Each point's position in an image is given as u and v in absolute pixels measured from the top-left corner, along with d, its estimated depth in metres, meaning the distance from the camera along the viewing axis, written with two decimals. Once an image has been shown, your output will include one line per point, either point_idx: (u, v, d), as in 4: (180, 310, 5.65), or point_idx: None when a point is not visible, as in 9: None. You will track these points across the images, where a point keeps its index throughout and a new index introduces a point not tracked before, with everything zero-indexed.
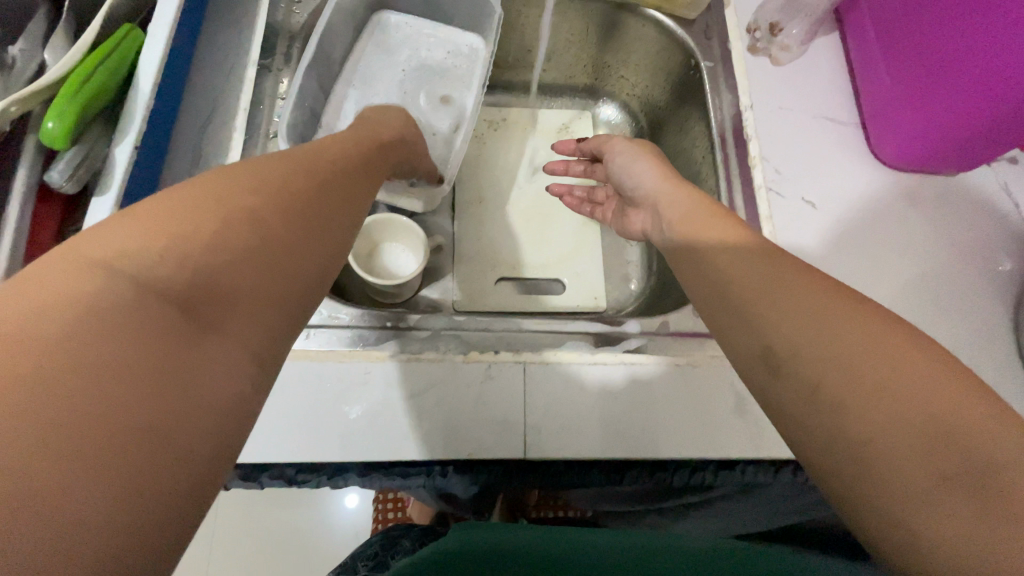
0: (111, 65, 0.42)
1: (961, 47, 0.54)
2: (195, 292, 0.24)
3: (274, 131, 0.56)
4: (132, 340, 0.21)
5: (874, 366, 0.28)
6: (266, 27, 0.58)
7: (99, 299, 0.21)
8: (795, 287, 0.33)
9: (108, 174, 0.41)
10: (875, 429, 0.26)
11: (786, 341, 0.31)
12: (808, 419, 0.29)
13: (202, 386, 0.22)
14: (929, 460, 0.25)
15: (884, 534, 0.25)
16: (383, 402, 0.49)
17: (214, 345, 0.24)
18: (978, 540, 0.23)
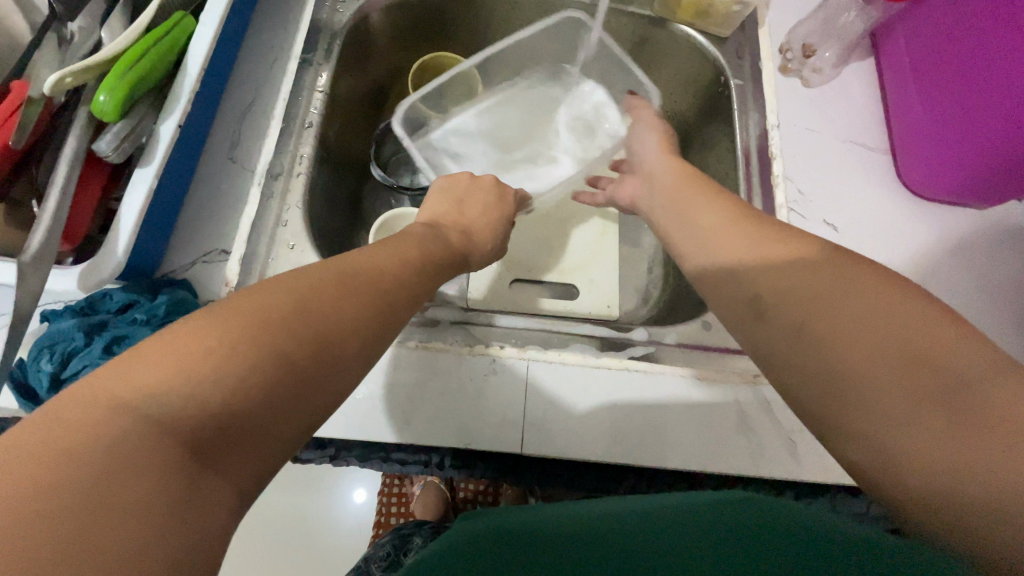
0: (163, 48, 0.45)
1: (992, 78, 0.53)
2: (215, 424, 0.25)
3: (311, 120, 0.58)
4: (152, 480, 0.22)
5: (853, 305, 0.33)
6: (311, 22, 0.61)
7: (120, 439, 0.22)
8: (804, 267, 0.37)
9: (152, 147, 0.44)
10: (859, 365, 0.31)
11: (780, 296, 0.37)
12: (793, 354, 0.35)
13: (207, 517, 0.23)
14: (895, 377, 0.30)
15: (863, 450, 0.30)
16: (385, 387, 0.50)
17: (217, 481, 0.24)
18: (933, 439, 0.28)
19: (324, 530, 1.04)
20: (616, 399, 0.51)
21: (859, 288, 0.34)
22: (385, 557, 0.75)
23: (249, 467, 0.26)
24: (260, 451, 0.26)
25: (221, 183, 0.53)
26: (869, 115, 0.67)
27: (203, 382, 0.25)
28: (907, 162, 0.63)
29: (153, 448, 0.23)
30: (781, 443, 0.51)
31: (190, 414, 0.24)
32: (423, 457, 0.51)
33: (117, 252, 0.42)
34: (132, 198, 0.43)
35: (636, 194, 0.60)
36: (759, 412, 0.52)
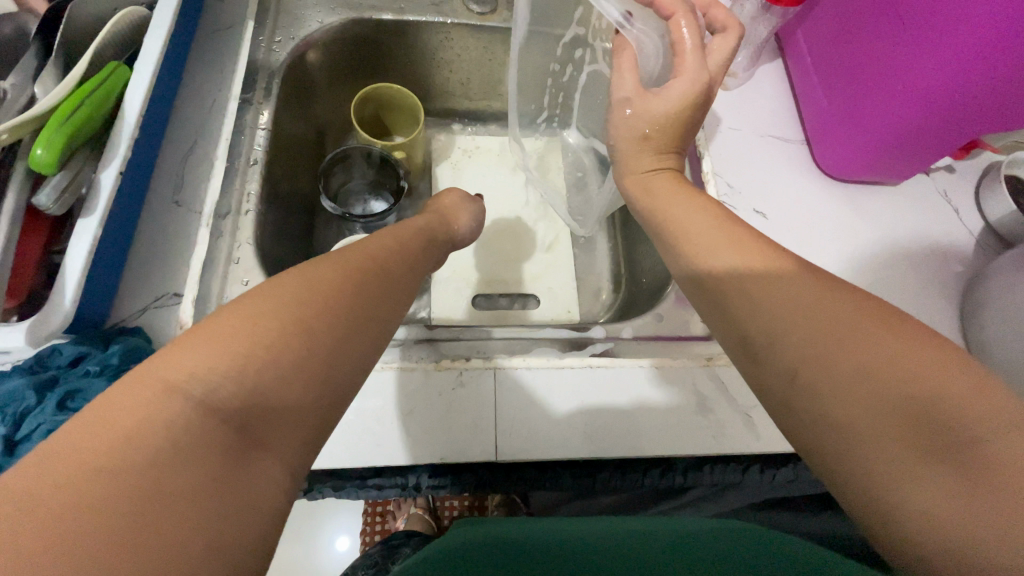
0: (98, 98, 0.46)
1: (881, 69, 0.60)
2: (244, 427, 0.27)
3: (255, 158, 0.58)
4: (201, 489, 0.24)
5: (857, 351, 0.31)
6: (248, 65, 0.62)
7: (174, 444, 0.24)
8: (781, 294, 0.35)
9: (93, 197, 0.44)
10: (850, 409, 0.30)
11: (763, 332, 0.35)
12: (793, 404, 0.33)
13: (255, 509, 0.26)
14: (894, 430, 0.28)
15: (863, 504, 0.29)
16: (355, 413, 0.50)
17: (262, 473, 0.27)
18: (946, 502, 0.26)
19: None
20: (596, 398, 0.53)
21: (811, 287, 0.35)
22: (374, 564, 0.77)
23: (288, 449, 0.28)
24: (290, 435, 0.28)
25: (170, 226, 0.53)
26: (782, 109, 0.74)
27: (239, 387, 0.27)
28: (822, 147, 0.70)
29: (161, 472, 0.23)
30: (739, 419, 0.54)
31: (229, 415, 0.26)
32: (399, 480, 0.51)
33: (64, 303, 0.41)
34: (77, 248, 0.42)
35: None
36: (719, 393, 0.55)
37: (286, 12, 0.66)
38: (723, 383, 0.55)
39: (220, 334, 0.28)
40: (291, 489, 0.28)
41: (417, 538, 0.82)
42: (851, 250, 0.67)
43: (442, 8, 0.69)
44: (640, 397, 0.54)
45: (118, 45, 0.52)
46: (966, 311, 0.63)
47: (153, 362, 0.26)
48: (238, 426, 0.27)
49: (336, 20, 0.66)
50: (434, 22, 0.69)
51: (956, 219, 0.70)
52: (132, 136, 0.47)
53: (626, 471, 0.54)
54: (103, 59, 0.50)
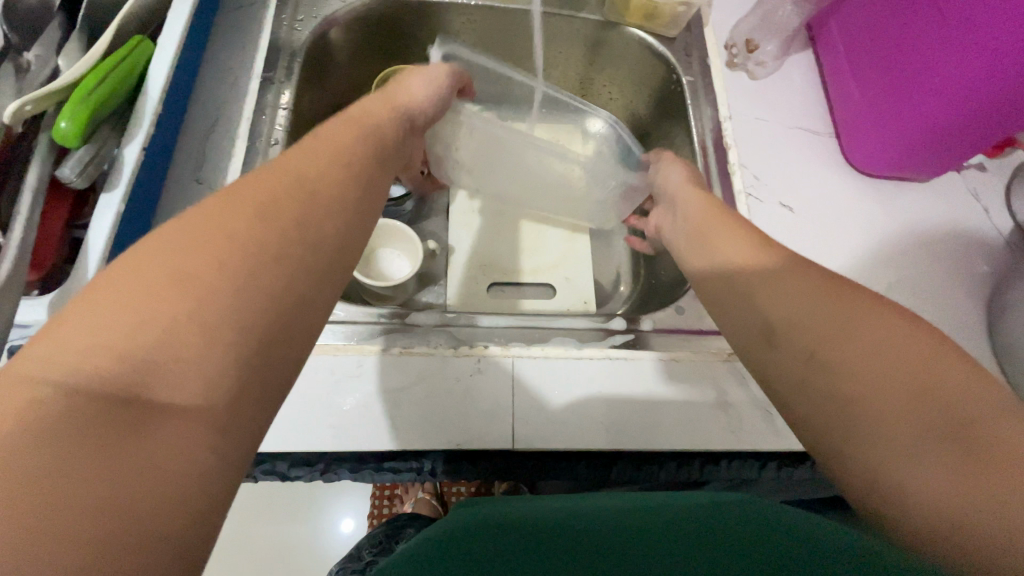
0: (122, 72, 0.45)
1: (917, 62, 0.58)
2: (136, 380, 0.25)
3: (276, 137, 0.57)
4: (77, 450, 0.23)
5: (868, 338, 0.33)
6: (270, 43, 0.61)
7: (42, 408, 0.23)
8: (796, 285, 0.38)
9: (116, 172, 0.44)
10: (868, 392, 0.31)
11: (784, 320, 0.37)
12: (804, 385, 0.34)
13: (154, 464, 0.24)
14: (903, 410, 0.30)
15: (876, 492, 0.30)
16: (372, 395, 0.50)
17: (163, 424, 0.25)
18: (963, 485, 0.27)
19: (313, 566, 1.01)
20: (610, 387, 0.53)
21: (822, 280, 0.37)
22: (378, 544, 0.78)
23: (201, 396, 0.26)
24: (210, 383, 0.26)
25: (190, 203, 0.53)
26: (811, 101, 0.72)
27: (141, 337, 0.25)
28: (851, 141, 0.68)
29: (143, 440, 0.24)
30: (759, 415, 0.53)
31: (107, 373, 0.25)
32: (414, 464, 0.50)
33: (86, 276, 0.41)
34: (99, 223, 0.42)
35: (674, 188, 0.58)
36: (739, 389, 0.54)
37: None
38: (744, 380, 0.55)
39: (238, 306, 0.28)
40: (228, 434, 0.26)
41: (422, 519, 0.82)
42: (860, 240, 0.65)
43: None
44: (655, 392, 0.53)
45: (142, 19, 0.51)
46: (992, 313, 0.62)
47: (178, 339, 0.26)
48: (149, 379, 0.25)
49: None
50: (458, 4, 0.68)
51: (985, 218, 0.68)
52: (156, 112, 0.47)
53: (641, 463, 0.54)
54: (126, 33, 0.50)
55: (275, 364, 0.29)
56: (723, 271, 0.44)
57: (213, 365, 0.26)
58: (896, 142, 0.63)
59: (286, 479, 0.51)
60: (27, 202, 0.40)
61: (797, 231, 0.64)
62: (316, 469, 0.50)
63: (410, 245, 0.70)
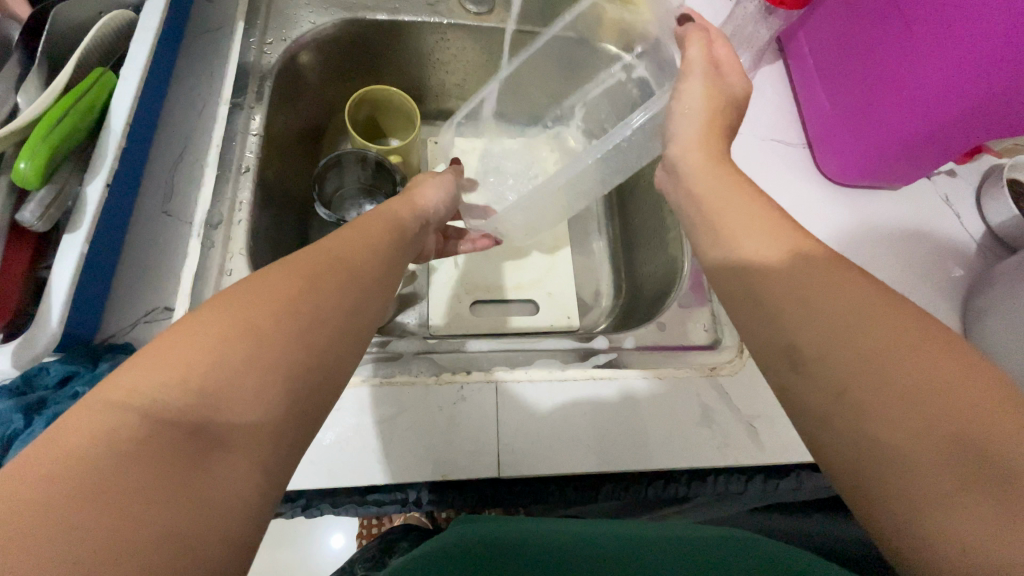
0: (84, 108, 0.44)
1: (889, 73, 0.59)
2: (204, 411, 0.26)
3: (247, 164, 0.56)
4: (158, 469, 0.24)
5: (901, 373, 0.30)
6: (238, 68, 0.60)
7: (120, 435, 0.24)
8: (824, 300, 0.34)
9: (80, 210, 0.43)
10: (900, 434, 0.28)
11: (813, 344, 0.33)
12: (833, 421, 0.31)
13: (218, 493, 0.25)
14: (943, 459, 0.27)
15: (900, 537, 0.28)
16: (353, 427, 0.49)
17: (224, 458, 0.26)
18: (997, 540, 0.25)
19: None
20: (593, 410, 0.52)
21: (851, 294, 0.34)
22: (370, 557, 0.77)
23: (256, 434, 0.27)
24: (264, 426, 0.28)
25: (160, 237, 0.52)
26: (784, 112, 0.73)
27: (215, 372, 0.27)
28: (824, 151, 0.69)
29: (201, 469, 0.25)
30: (744, 429, 0.53)
31: (175, 404, 0.26)
32: (399, 496, 0.50)
33: (51, 322, 0.40)
34: (62, 265, 0.41)
35: None
36: (723, 404, 0.54)
37: (277, 12, 0.64)
38: (727, 395, 0.55)
39: (205, 362, 0.27)
40: (269, 473, 0.27)
41: (417, 530, 0.79)
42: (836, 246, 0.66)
43: (437, 9, 0.68)
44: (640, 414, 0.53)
45: (103, 50, 0.50)
46: (967, 316, 0.63)
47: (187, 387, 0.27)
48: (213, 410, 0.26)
49: (328, 21, 0.64)
50: (430, 23, 0.68)
51: (957, 223, 0.70)
52: (120, 146, 0.46)
53: (628, 482, 0.54)
54: (88, 65, 0.48)
55: (300, 401, 0.29)
56: None
57: (260, 401, 0.28)
58: (868, 151, 0.64)
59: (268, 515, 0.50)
60: None
61: None
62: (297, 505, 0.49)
63: None
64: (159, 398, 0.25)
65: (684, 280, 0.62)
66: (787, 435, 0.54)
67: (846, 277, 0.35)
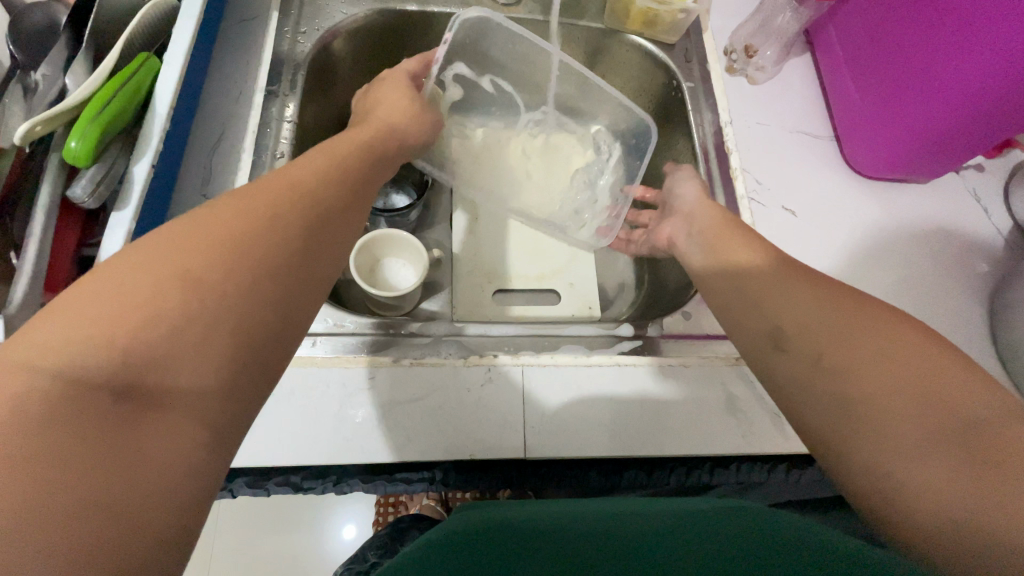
0: (130, 91, 0.45)
1: (917, 66, 0.59)
2: (133, 373, 0.27)
3: (282, 149, 0.58)
4: (92, 422, 0.25)
5: (872, 345, 0.36)
6: (273, 56, 0.61)
7: (39, 398, 0.25)
8: (802, 292, 0.42)
9: (128, 189, 0.44)
10: (868, 390, 0.35)
11: (794, 325, 0.40)
12: (812, 388, 0.37)
13: (154, 449, 0.26)
14: (905, 414, 0.33)
15: (866, 478, 0.33)
16: (383, 407, 0.50)
17: (162, 417, 0.27)
18: (946, 473, 0.30)
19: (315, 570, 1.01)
20: (616, 396, 0.53)
21: (830, 291, 0.41)
22: (381, 546, 0.77)
23: (196, 397, 0.28)
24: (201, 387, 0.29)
25: None
26: (811, 104, 0.73)
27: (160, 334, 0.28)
28: (850, 145, 0.69)
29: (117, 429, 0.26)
30: (768, 418, 0.54)
31: (95, 366, 0.26)
32: (426, 474, 0.51)
33: None
34: (111, 242, 0.43)
35: (689, 196, 0.59)
36: (748, 393, 0.55)
37: (310, 2, 0.65)
38: (753, 385, 0.55)
39: None
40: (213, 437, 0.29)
41: (427, 519, 0.80)
42: (860, 236, 0.66)
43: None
44: (665, 399, 0.53)
45: (148, 35, 0.51)
46: (994, 311, 0.63)
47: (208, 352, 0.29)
48: (151, 371, 0.27)
49: (360, 11, 0.66)
50: (459, 13, 0.69)
51: (985, 218, 0.69)
52: (164, 127, 0.47)
53: (650, 467, 0.54)
54: (133, 48, 0.50)
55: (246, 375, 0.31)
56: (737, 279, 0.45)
57: (208, 371, 0.29)
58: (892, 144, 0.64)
59: (297, 490, 0.51)
60: (41, 224, 0.40)
61: (803, 235, 0.65)
62: (326, 480, 0.50)
63: (416, 254, 0.70)
64: (82, 362, 0.26)
65: None
66: None
67: (833, 284, 0.42)
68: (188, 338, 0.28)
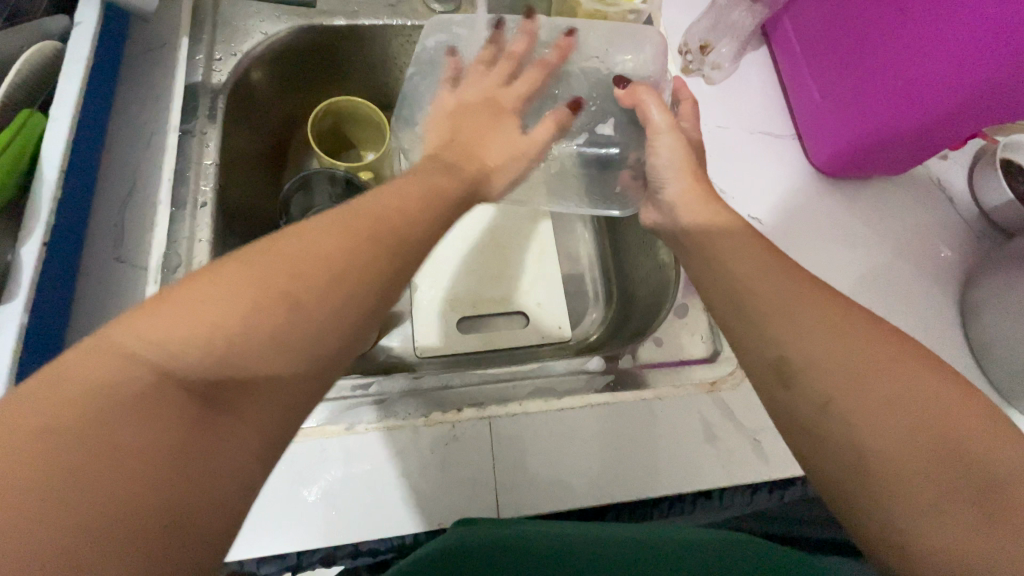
0: (9, 160, 0.39)
1: (884, 60, 0.55)
2: (219, 371, 0.26)
3: (204, 198, 0.52)
4: (164, 417, 0.24)
5: (895, 386, 0.32)
6: (185, 90, 0.55)
7: (122, 383, 0.24)
8: (808, 313, 0.36)
9: (15, 277, 0.39)
10: (889, 444, 0.30)
11: (802, 357, 0.34)
12: (826, 433, 0.32)
13: (229, 454, 0.26)
14: (932, 475, 0.29)
15: (889, 538, 0.30)
16: (338, 480, 0.46)
17: (232, 425, 0.26)
18: (976, 540, 0.28)
19: None
20: (588, 443, 0.50)
21: (835, 309, 0.36)
22: None
23: (261, 412, 0.27)
24: (276, 393, 0.28)
25: (113, 288, 0.48)
26: (771, 101, 0.70)
27: (239, 338, 0.27)
28: (814, 144, 0.66)
29: (178, 427, 0.25)
30: (749, 446, 0.52)
31: (195, 362, 0.26)
32: (393, 542, 0.45)
33: None
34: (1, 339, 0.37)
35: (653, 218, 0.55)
36: (727, 422, 0.52)
37: (224, 23, 0.59)
38: (731, 413, 0.53)
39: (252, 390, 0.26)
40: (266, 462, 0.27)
41: None
42: (830, 239, 0.64)
43: (400, 9, 0.63)
44: (641, 437, 0.51)
45: (26, 86, 0.45)
46: (965, 306, 0.62)
47: (205, 360, 0.26)
48: (227, 372, 0.26)
49: (281, 30, 0.59)
50: (393, 25, 0.63)
51: (950, 208, 0.68)
52: (55, 197, 0.41)
53: (632, 505, 0.51)
54: (10, 104, 0.43)
55: None
56: (734, 300, 0.40)
57: (262, 390, 0.27)
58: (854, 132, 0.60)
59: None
60: None
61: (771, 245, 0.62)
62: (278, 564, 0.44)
63: None
64: (169, 347, 0.25)
65: (676, 288, 0.59)
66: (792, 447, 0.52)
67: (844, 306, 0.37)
68: (208, 330, 0.26)
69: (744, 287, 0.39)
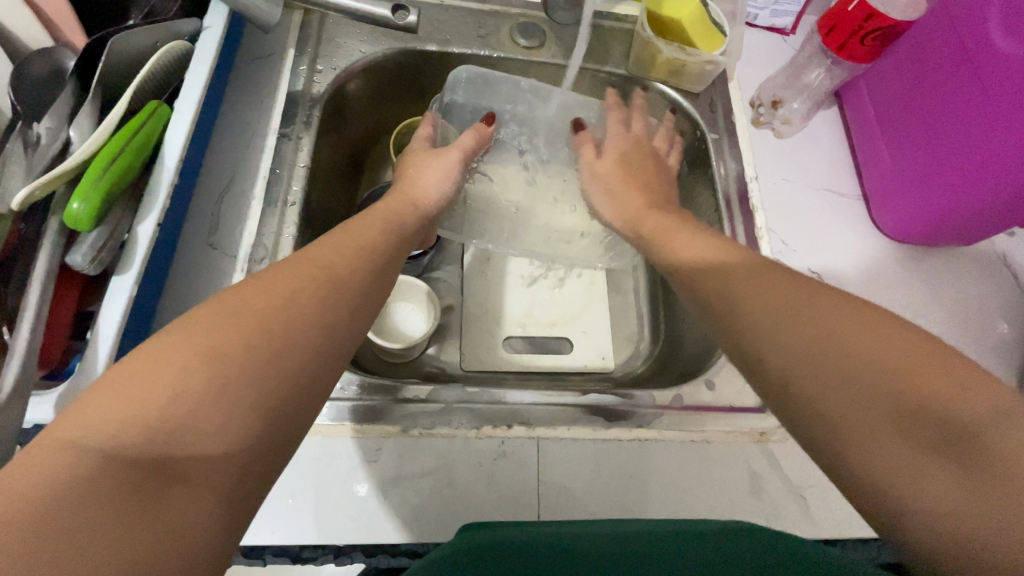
0: (138, 145, 0.43)
1: (957, 131, 0.56)
2: (161, 452, 0.27)
3: (294, 198, 0.55)
4: (110, 503, 0.25)
5: (843, 354, 0.33)
6: (288, 96, 0.59)
7: (71, 473, 0.25)
8: (756, 297, 0.39)
9: (129, 253, 0.42)
10: (847, 412, 0.32)
11: (757, 345, 0.38)
12: (795, 409, 0.35)
13: (184, 524, 0.26)
14: (892, 432, 0.30)
15: (877, 506, 0.30)
16: (388, 480, 0.48)
17: (182, 495, 0.27)
18: (956, 500, 0.28)
19: None
20: (633, 475, 0.50)
21: (784, 292, 0.39)
22: None
23: (218, 468, 0.28)
24: (227, 456, 0.28)
25: (203, 272, 0.51)
26: (838, 159, 0.71)
27: (178, 410, 0.28)
28: (880, 207, 0.66)
29: (128, 504, 0.25)
30: (794, 499, 0.51)
31: (133, 440, 0.26)
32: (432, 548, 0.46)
33: (95, 370, 0.39)
34: (110, 310, 0.40)
35: None
36: (773, 472, 0.52)
37: (327, 38, 0.63)
38: (777, 463, 0.53)
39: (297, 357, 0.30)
40: (231, 511, 0.28)
41: None
42: (888, 301, 0.64)
43: (488, 41, 0.68)
44: (685, 476, 0.51)
45: (158, 80, 0.49)
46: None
47: (179, 409, 0.28)
48: (171, 447, 0.27)
49: (379, 50, 0.64)
50: (480, 54, 0.68)
51: (1013, 284, 0.67)
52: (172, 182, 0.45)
53: None
54: (143, 93, 0.48)
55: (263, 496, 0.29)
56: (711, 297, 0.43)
57: (225, 446, 0.28)
58: (891, 172, 0.64)
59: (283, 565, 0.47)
60: (37, 295, 0.38)
61: None
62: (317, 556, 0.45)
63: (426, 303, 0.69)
64: (116, 429, 0.26)
65: None
66: (837, 506, 0.51)
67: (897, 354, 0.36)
68: (169, 383, 0.28)
69: (727, 293, 0.41)
